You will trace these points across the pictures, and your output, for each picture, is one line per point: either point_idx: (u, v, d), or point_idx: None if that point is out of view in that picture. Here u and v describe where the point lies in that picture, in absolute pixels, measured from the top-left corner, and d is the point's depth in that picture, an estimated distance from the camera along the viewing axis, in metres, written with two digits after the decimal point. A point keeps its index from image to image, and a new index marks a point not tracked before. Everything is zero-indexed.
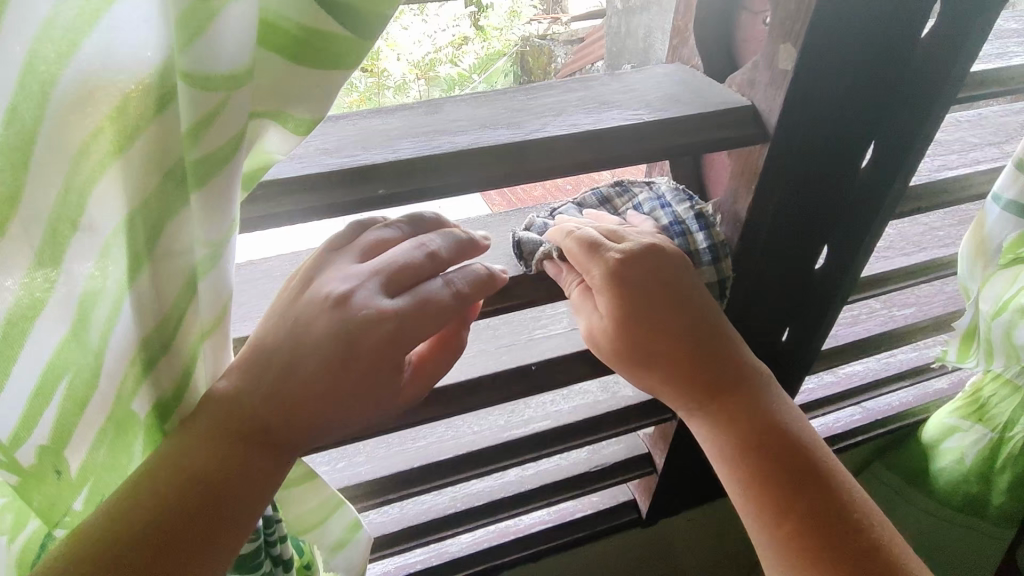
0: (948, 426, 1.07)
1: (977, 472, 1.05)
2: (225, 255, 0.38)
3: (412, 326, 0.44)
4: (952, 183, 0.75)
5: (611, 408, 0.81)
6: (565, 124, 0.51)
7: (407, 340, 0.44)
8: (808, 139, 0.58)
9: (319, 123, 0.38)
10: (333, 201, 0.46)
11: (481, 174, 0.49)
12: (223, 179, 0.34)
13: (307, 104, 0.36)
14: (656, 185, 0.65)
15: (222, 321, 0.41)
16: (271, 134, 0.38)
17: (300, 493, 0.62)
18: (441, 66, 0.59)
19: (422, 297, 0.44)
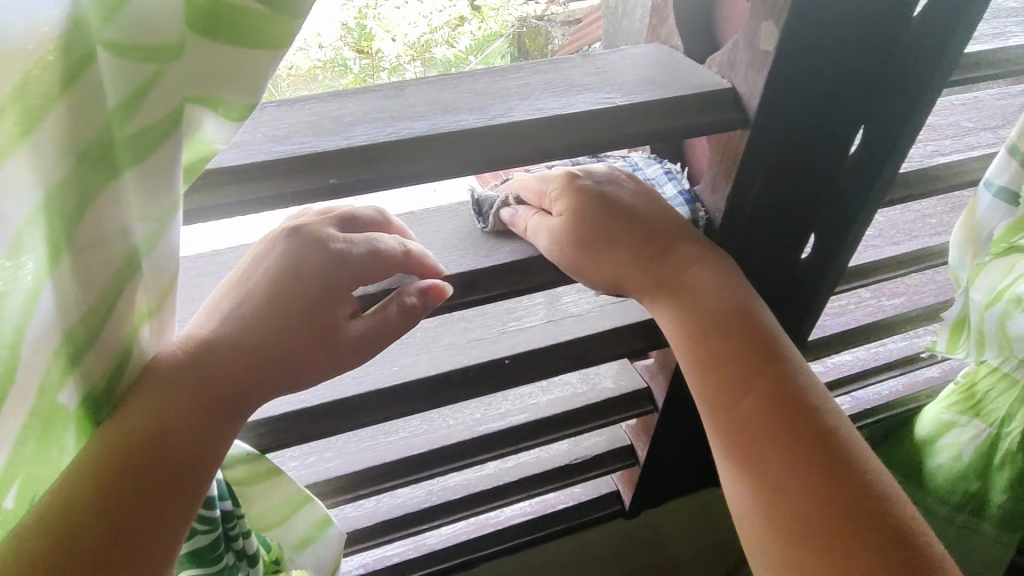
0: (946, 421, 1.06)
1: (976, 468, 1.03)
2: (170, 230, 0.37)
3: (342, 270, 0.47)
4: (944, 170, 0.73)
5: (588, 402, 0.79)
6: (532, 108, 0.48)
7: (337, 282, 0.47)
8: (791, 125, 0.55)
9: (255, 108, 0.35)
10: (282, 191, 0.44)
11: (440, 162, 0.46)
12: (158, 159, 0.34)
13: (239, 89, 0.34)
14: (629, 157, 0.66)
15: (167, 300, 0.40)
16: (206, 122, 0.35)
17: (262, 490, 0.60)
18: (437, 47, 0.57)
19: (352, 246, 0.47)
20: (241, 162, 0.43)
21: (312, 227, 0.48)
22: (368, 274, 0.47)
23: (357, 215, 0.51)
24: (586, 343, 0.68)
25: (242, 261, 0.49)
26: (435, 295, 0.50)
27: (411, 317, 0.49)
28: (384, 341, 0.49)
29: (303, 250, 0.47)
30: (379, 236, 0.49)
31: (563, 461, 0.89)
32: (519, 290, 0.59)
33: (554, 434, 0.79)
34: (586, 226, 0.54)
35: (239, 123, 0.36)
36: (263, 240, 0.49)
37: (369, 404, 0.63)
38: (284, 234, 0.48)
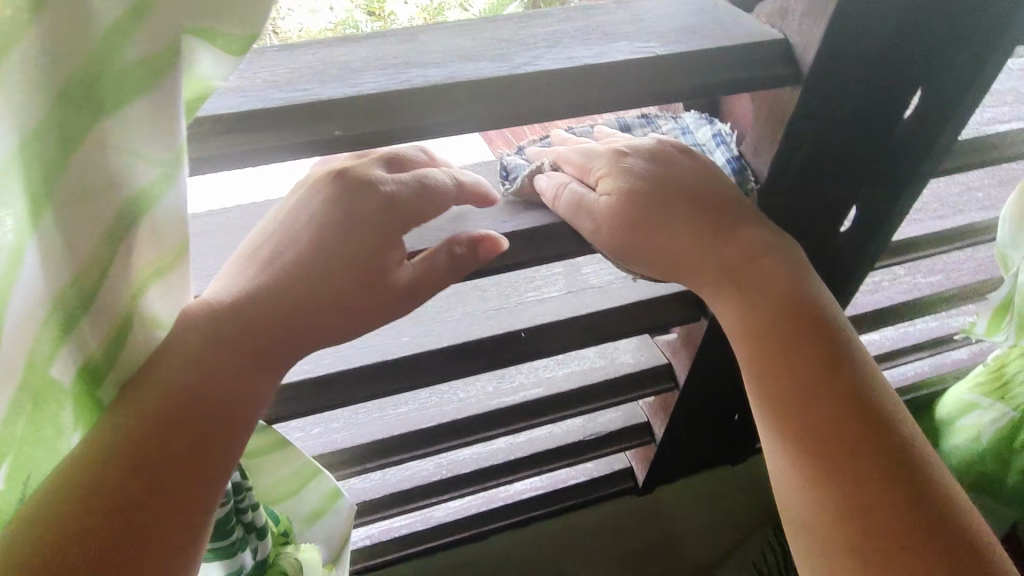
0: (968, 402, 1.01)
1: (995, 451, 0.97)
2: (180, 173, 0.34)
3: (398, 211, 0.45)
4: (1001, 139, 0.67)
5: (607, 376, 0.76)
6: (559, 57, 0.44)
7: (391, 223, 0.44)
8: (845, 84, 0.50)
9: (258, 41, 0.31)
10: (284, 143, 0.39)
11: (459, 115, 0.42)
12: (158, 93, 0.30)
13: (240, 16, 0.30)
14: (681, 117, 0.58)
15: (179, 262, 0.37)
16: (203, 58, 0.31)
17: (271, 462, 0.58)
18: (450, 9, 0.49)
19: (402, 187, 0.45)
20: (238, 109, 0.38)
21: (357, 168, 0.46)
22: (418, 213, 0.45)
23: (405, 155, 0.48)
24: (607, 317, 0.64)
25: (280, 209, 0.46)
26: (487, 246, 0.48)
27: (460, 266, 0.47)
28: (426, 296, 0.46)
29: (349, 191, 0.44)
30: (429, 171, 0.47)
31: (577, 436, 0.86)
32: (541, 259, 0.55)
33: (570, 410, 0.76)
34: (638, 211, 0.49)
35: (241, 59, 0.32)
36: (302, 186, 0.46)
37: (378, 376, 0.60)
38: (327, 177, 0.45)
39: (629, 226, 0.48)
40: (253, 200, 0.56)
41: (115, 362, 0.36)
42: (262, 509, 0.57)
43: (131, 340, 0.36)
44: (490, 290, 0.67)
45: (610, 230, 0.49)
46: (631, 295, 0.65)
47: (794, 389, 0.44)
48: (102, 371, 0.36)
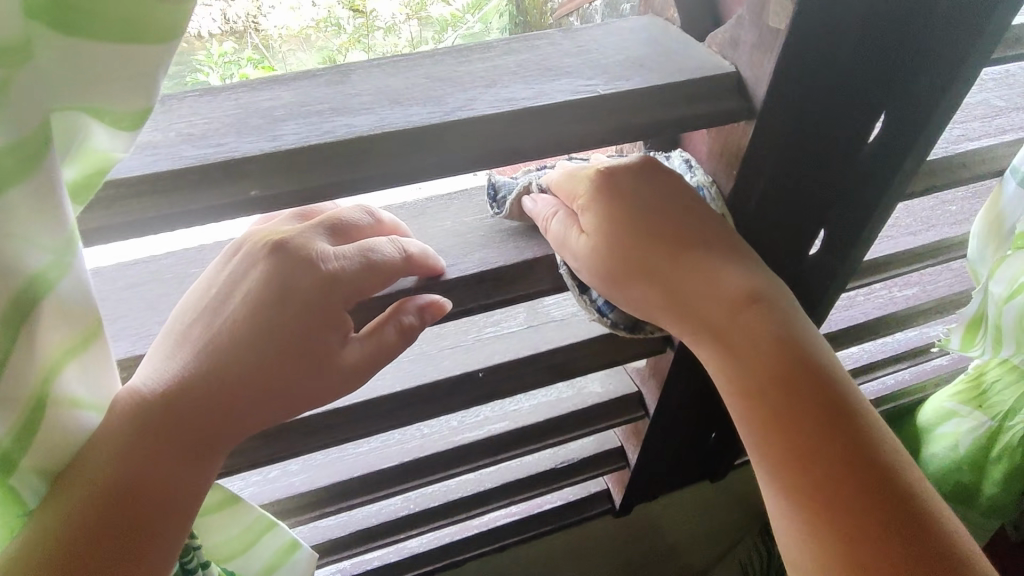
0: (946, 410, 1.00)
1: (970, 461, 0.97)
2: (77, 253, 0.31)
3: (339, 290, 0.43)
4: (971, 157, 0.65)
5: (575, 408, 0.74)
6: (496, 99, 0.41)
7: (333, 301, 0.43)
8: (803, 113, 0.48)
9: (148, 114, 0.29)
10: (193, 204, 0.36)
11: (387, 166, 0.39)
12: (38, 177, 0.27)
13: (124, 94, 0.28)
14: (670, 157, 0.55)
15: (95, 338, 0.34)
16: (90, 131, 0.29)
17: (223, 518, 0.55)
18: (433, 3, 0.48)
19: (345, 263, 0.43)
20: (139, 170, 0.35)
21: (297, 239, 0.43)
22: (361, 291, 0.44)
23: (345, 219, 0.46)
24: (570, 353, 0.62)
25: (213, 281, 0.44)
26: (432, 311, 0.46)
27: (409, 338, 0.46)
28: (375, 372, 0.45)
29: (288, 265, 0.42)
30: (374, 243, 0.45)
31: (549, 465, 0.84)
32: (491, 305, 0.52)
33: (537, 443, 0.74)
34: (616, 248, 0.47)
35: (135, 132, 0.30)
36: (237, 255, 0.44)
37: (327, 425, 0.57)
38: (264, 247, 0.43)
39: (603, 245, 0.47)
40: (190, 246, 0.52)
41: (28, 446, 0.33)
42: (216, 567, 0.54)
43: (46, 422, 0.33)
44: (447, 326, 0.64)
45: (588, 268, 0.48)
46: (593, 329, 0.63)
47: (786, 448, 0.43)
48: (14, 459, 0.33)
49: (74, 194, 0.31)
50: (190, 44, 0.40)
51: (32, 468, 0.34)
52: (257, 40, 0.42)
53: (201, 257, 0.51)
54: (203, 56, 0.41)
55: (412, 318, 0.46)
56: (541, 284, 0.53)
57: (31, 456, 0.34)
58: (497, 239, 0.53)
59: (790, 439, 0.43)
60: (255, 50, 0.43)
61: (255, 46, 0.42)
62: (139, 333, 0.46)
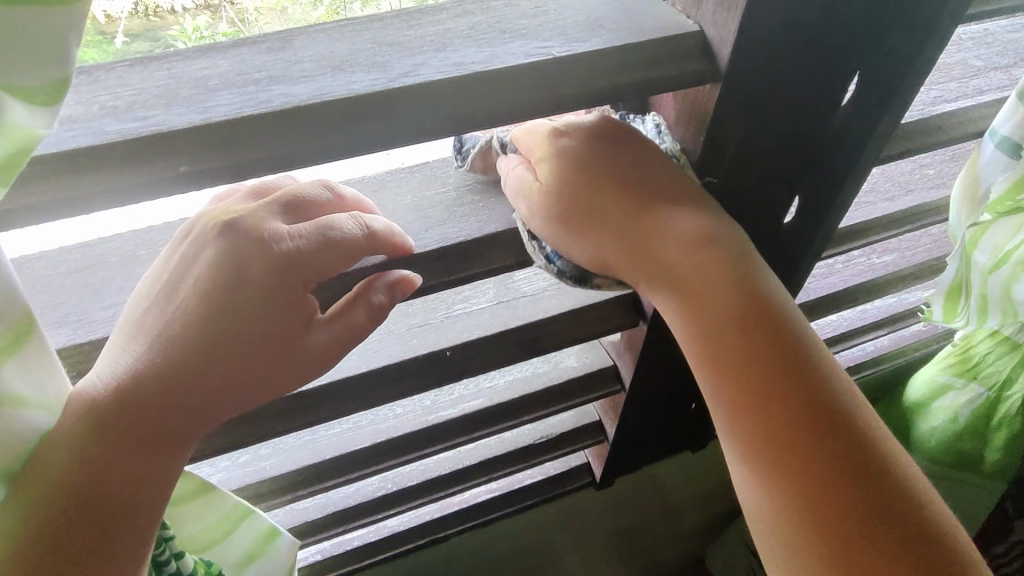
0: (941, 384, 1.00)
1: (971, 430, 0.98)
2: None
3: (296, 271, 0.41)
4: (948, 119, 0.64)
5: (549, 384, 0.73)
6: (445, 64, 0.38)
7: (290, 284, 0.40)
8: (769, 76, 0.46)
9: (68, 79, 0.27)
10: (113, 185, 0.34)
11: (328, 138, 0.37)
12: None
13: (37, 61, 0.25)
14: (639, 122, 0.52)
15: (30, 336, 0.32)
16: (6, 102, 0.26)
17: (199, 507, 0.53)
18: None
19: (303, 243, 0.41)
20: (55, 146, 0.32)
21: (249, 218, 0.41)
22: (321, 273, 0.41)
23: (304, 195, 0.43)
24: (541, 328, 0.61)
25: (163, 267, 0.41)
26: (403, 288, 0.44)
27: (379, 316, 0.44)
28: (352, 347, 0.43)
29: (240, 247, 0.40)
30: (334, 219, 0.42)
31: (528, 441, 0.84)
32: (452, 282, 0.50)
33: (513, 420, 0.73)
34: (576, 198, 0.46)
35: (57, 106, 0.27)
36: (187, 239, 0.42)
37: (292, 409, 0.55)
38: (214, 230, 0.41)
39: (553, 199, 0.46)
40: (135, 229, 0.49)
41: None
42: (194, 558, 0.51)
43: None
44: (415, 305, 0.62)
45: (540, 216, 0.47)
46: (564, 305, 0.61)
47: (767, 427, 0.41)
48: None
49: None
50: (162, 19, 0.38)
51: None
52: (233, 14, 0.40)
53: (148, 238, 0.49)
54: (178, 30, 0.39)
55: (380, 297, 0.43)
56: (505, 259, 0.51)
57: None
58: (460, 213, 0.51)
59: (768, 419, 0.41)
60: (230, 25, 0.40)
61: (230, 20, 0.40)
62: (83, 320, 0.44)
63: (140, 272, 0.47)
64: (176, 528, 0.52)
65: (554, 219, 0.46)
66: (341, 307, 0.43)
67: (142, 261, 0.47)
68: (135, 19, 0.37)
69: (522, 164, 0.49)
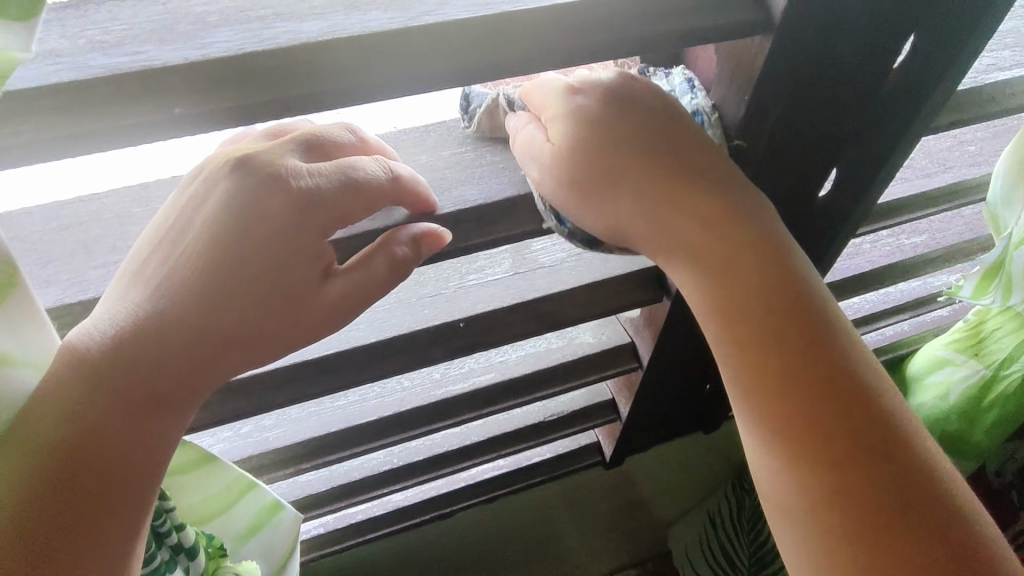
0: (940, 358, 0.95)
1: (960, 410, 0.92)
2: None
3: (315, 211, 0.37)
4: (1001, 90, 0.59)
5: (563, 360, 0.70)
6: (470, 3, 0.34)
7: (310, 226, 0.37)
8: (825, 25, 0.41)
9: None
10: (99, 126, 0.30)
11: (341, 82, 0.33)
12: None
13: None
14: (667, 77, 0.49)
15: (13, 287, 0.30)
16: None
17: (198, 478, 0.50)
18: None
19: (323, 182, 0.37)
20: (35, 82, 0.29)
21: (266, 155, 0.37)
22: (345, 216, 0.38)
23: (326, 136, 0.39)
24: (558, 301, 0.57)
25: (171, 213, 0.38)
26: (430, 242, 0.41)
27: (402, 271, 0.40)
28: (368, 302, 0.40)
29: (254, 186, 0.36)
30: (356, 160, 0.38)
31: (538, 418, 0.81)
32: (469, 248, 0.46)
33: (525, 397, 0.70)
34: (593, 159, 0.41)
35: (36, 19, 0.23)
36: (198, 179, 0.38)
37: (295, 380, 0.52)
38: (228, 166, 0.37)
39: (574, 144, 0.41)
40: (130, 184, 0.46)
41: None
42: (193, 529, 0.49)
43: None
44: (426, 274, 0.59)
45: (552, 177, 0.42)
46: (584, 278, 0.58)
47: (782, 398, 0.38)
48: None
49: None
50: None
51: None
52: None
53: (144, 195, 0.45)
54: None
55: (404, 249, 0.40)
56: (526, 226, 0.47)
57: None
58: (479, 175, 0.47)
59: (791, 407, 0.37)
60: None
61: None
62: (75, 279, 0.41)
63: (136, 230, 0.43)
64: (174, 499, 0.50)
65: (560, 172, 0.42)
66: (360, 257, 0.39)
67: (137, 219, 0.44)
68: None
69: (533, 123, 0.44)
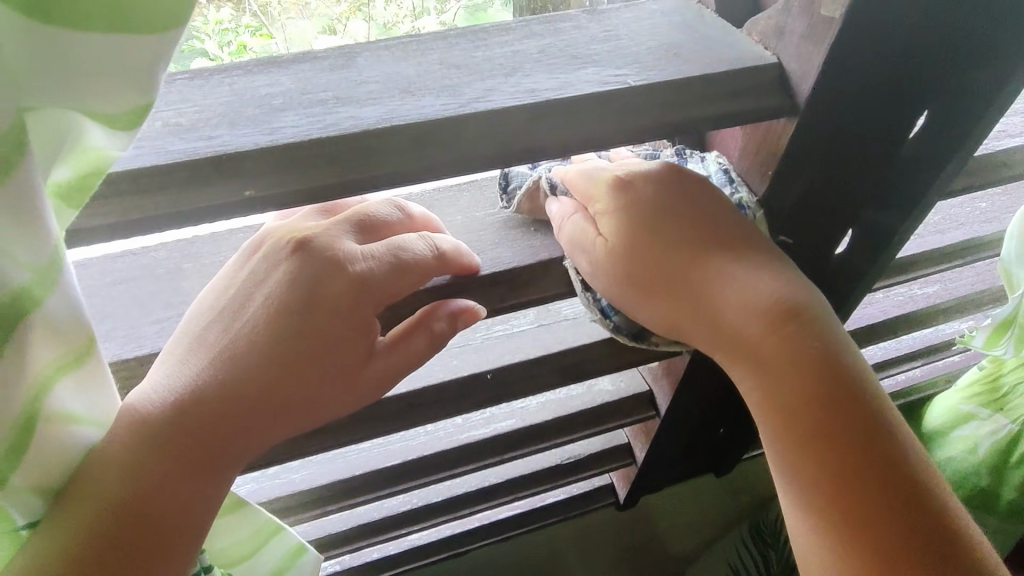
0: (964, 413, 0.97)
1: (989, 465, 0.95)
2: (65, 268, 0.28)
3: (368, 294, 0.39)
4: (1011, 156, 0.61)
5: (583, 408, 0.71)
6: (517, 89, 0.37)
7: (360, 307, 0.39)
8: (848, 107, 0.44)
9: (149, 107, 0.26)
10: (177, 207, 0.33)
11: (398, 165, 0.35)
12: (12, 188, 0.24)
13: (121, 89, 0.24)
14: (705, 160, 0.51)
15: (89, 355, 0.31)
16: (88, 129, 0.25)
17: (228, 521, 0.49)
18: None
19: (376, 265, 0.40)
20: (122, 166, 0.31)
21: (321, 236, 0.40)
22: (393, 296, 0.40)
23: (374, 214, 0.42)
24: (583, 354, 0.59)
25: (229, 285, 0.40)
26: (465, 318, 0.44)
27: (438, 345, 0.43)
28: (409, 372, 0.43)
29: (312, 269, 0.39)
30: (404, 240, 0.41)
31: (555, 461, 0.82)
32: (502, 308, 0.48)
33: (545, 442, 0.72)
34: (633, 251, 0.44)
35: (135, 131, 0.26)
36: (257, 255, 0.41)
37: (329, 429, 0.54)
38: (289, 248, 0.40)
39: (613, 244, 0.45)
40: (182, 238, 0.49)
41: (18, 465, 0.30)
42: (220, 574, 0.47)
43: (38, 440, 0.30)
44: None
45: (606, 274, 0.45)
46: (607, 330, 0.60)
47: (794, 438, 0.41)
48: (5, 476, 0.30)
49: (67, 197, 0.28)
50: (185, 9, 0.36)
51: (27, 487, 0.31)
52: (257, 7, 0.39)
53: (194, 250, 0.48)
54: (201, 21, 0.37)
55: (443, 326, 0.43)
56: (557, 287, 0.49)
57: (24, 477, 0.31)
58: (512, 237, 0.49)
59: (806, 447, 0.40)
60: (253, 18, 0.39)
61: (253, 13, 0.39)
62: (130, 334, 0.43)
63: (187, 285, 0.46)
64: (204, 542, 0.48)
65: (621, 286, 0.45)
66: (403, 333, 0.42)
67: (187, 273, 0.46)
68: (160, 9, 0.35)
69: (578, 212, 0.47)
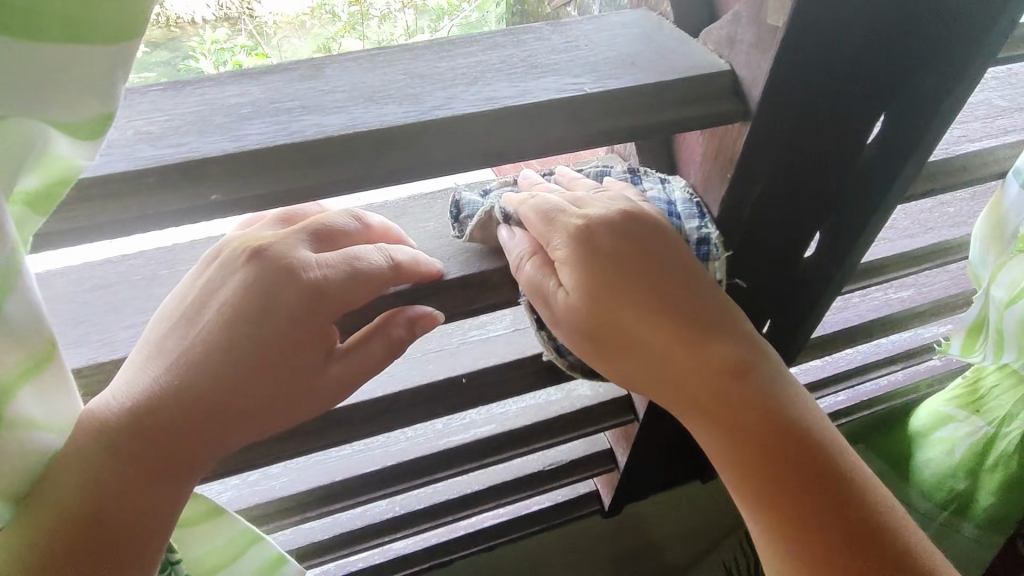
0: (944, 414, 0.99)
1: (966, 467, 0.97)
2: (25, 273, 0.29)
3: (322, 301, 0.40)
4: (971, 160, 0.63)
5: (562, 412, 0.72)
6: (476, 97, 0.38)
7: (312, 315, 0.40)
8: (798, 113, 0.45)
9: (108, 115, 0.27)
10: (145, 210, 0.34)
11: (360, 170, 0.37)
12: None
13: (82, 99, 0.26)
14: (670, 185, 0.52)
15: (51, 360, 0.31)
16: (53, 137, 0.27)
17: (205, 530, 0.48)
18: None
19: (329, 272, 0.41)
20: (90, 172, 0.33)
21: (277, 246, 0.41)
22: (346, 303, 0.41)
23: (332, 224, 0.43)
24: (556, 357, 0.60)
25: (187, 293, 0.41)
26: (424, 324, 0.45)
27: (396, 351, 0.44)
28: (365, 380, 0.43)
29: (269, 276, 0.40)
30: (360, 250, 0.42)
31: (537, 467, 0.83)
32: (472, 311, 0.49)
33: (525, 447, 0.73)
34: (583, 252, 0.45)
35: (97, 139, 0.28)
36: (215, 263, 0.42)
37: (303, 433, 0.54)
38: (245, 256, 0.41)
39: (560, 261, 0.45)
40: (159, 246, 0.50)
41: None
42: None
43: (1, 446, 0.30)
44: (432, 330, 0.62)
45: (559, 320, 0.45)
46: None
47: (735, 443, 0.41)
48: None
49: (33, 204, 0.29)
50: (183, 29, 0.37)
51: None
52: (251, 27, 0.39)
53: (170, 258, 0.49)
54: (196, 41, 0.38)
55: (399, 333, 0.44)
56: (526, 289, 0.50)
57: None
58: (481, 242, 0.51)
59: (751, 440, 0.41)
60: (248, 38, 0.39)
61: (248, 34, 0.39)
62: (105, 338, 0.44)
63: (161, 292, 0.47)
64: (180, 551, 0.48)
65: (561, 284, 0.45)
66: (360, 339, 0.43)
67: (163, 280, 0.47)
68: (159, 29, 0.36)
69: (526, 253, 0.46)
